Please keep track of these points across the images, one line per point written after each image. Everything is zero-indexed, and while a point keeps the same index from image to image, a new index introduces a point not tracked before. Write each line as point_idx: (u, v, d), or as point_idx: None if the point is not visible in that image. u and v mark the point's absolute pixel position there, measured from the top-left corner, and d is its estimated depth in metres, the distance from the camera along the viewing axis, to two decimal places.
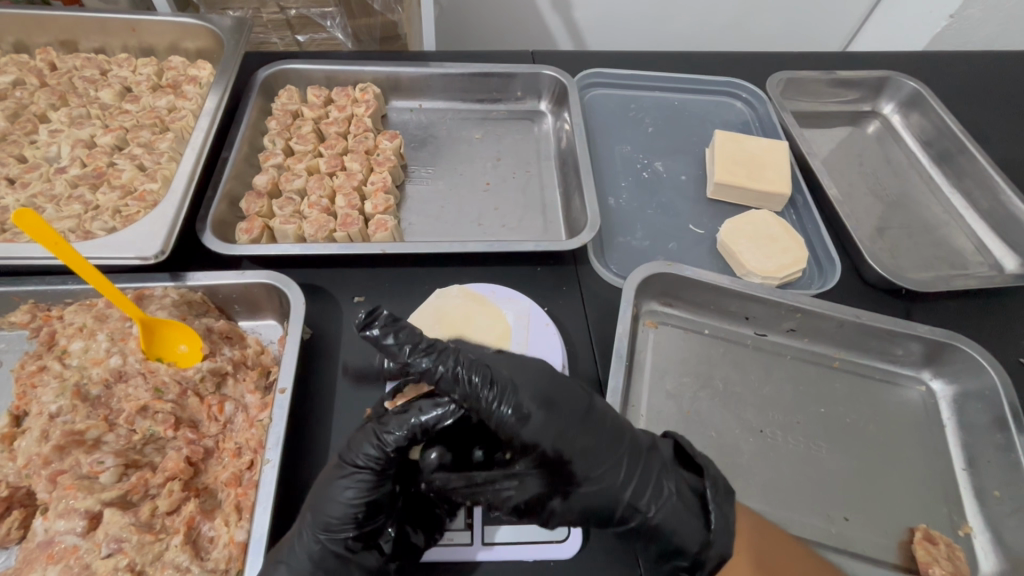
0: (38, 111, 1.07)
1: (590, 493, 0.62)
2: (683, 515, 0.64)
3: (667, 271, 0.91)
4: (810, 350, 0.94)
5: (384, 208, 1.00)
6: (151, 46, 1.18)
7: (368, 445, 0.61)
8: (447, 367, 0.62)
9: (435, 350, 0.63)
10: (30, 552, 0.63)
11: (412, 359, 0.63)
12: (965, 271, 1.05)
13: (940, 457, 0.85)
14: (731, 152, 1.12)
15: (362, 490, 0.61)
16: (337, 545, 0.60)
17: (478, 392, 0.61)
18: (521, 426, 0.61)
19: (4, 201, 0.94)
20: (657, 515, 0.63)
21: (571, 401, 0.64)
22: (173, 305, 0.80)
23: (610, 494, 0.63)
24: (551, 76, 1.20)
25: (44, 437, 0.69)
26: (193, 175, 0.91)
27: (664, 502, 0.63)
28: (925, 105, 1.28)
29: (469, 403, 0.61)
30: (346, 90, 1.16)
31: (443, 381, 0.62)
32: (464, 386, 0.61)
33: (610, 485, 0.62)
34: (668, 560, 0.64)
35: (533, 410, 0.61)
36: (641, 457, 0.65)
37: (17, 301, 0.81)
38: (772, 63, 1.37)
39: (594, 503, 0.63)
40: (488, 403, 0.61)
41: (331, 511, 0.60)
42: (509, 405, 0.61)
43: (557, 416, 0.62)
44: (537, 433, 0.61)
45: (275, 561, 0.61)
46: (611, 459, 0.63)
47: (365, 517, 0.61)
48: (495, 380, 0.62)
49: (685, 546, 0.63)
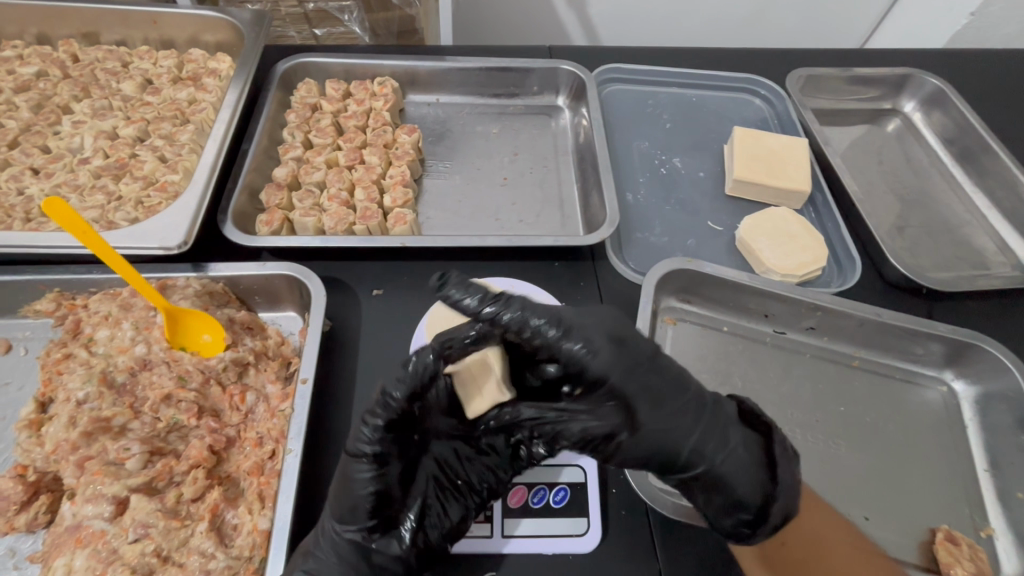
0: (61, 102, 1.08)
1: (660, 437, 0.59)
2: (746, 467, 0.64)
3: (686, 267, 0.91)
4: (829, 349, 0.93)
5: (403, 202, 1.01)
6: (172, 38, 1.19)
7: (365, 429, 0.58)
8: (516, 312, 0.55)
9: (505, 298, 0.55)
10: (59, 536, 0.65)
11: (482, 309, 0.54)
12: (987, 270, 1.04)
13: (963, 458, 0.84)
14: (751, 149, 1.11)
15: (370, 478, 0.60)
16: (355, 536, 0.61)
17: (546, 331, 0.55)
18: (592, 361, 0.56)
19: (29, 191, 0.96)
20: (725, 464, 0.62)
21: (639, 344, 0.60)
22: (195, 295, 0.80)
23: (679, 441, 0.60)
24: (569, 71, 1.20)
25: (72, 423, 0.71)
26: (215, 166, 0.92)
27: (729, 452, 0.63)
28: (946, 103, 1.26)
29: (537, 343, 0.56)
30: (364, 83, 1.16)
31: (509, 327, 0.55)
32: (530, 325, 0.55)
33: (679, 431, 0.60)
34: (731, 512, 0.64)
35: (604, 347, 0.57)
36: (706, 406, 0.62)
37: (42, 289, 0.81)
38: (792, 59, 1.36)
39: (663, 450, 0.60)
40: (557, 341, 0.55)
41: (352, 497, 0.60)
42: (580, 343, 0.56)
43: (626, 356, 0.58)
44: (608, 370, 0.57)
45: (303, 554, 0.62)
46: (679, 403, 0.60)
47: (378, 504, 0.61)
48: (564, 320, 0.56)
49: (748, 498, 0.64)
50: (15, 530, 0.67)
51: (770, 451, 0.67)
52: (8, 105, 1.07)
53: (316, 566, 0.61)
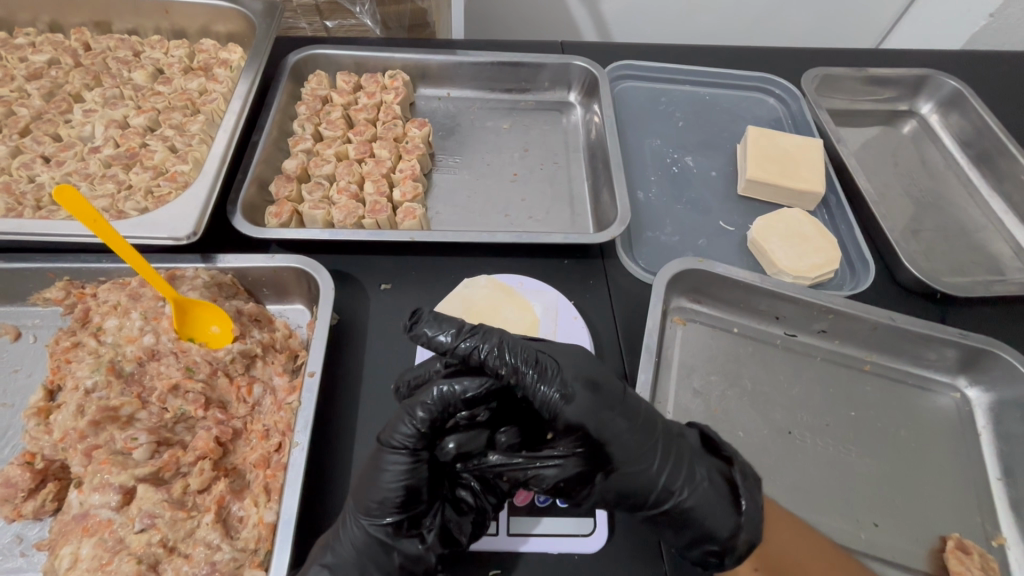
0: (73, 91, 1.08)
1: (629, 475, 0.62)
2: (716, 501, 0.64)
3: (697, 266, 0.90)
4: (840, 352, 0.92)
5: (413, 196, 1.00)
6: (183, 29, 1.18)
7: (404, 423, 0.60)
8: (490, 343, 0.62)
9: (479, 331, 0.63)
10: (66, 524, 0.65)
11: (456, 341, 0.63)
12: (1003, 275, 1.02)
13: (975, 466, 0.83)
14: (765, 149, 1.10)
15: (400, 472, 0.59)
16: (379, 532, 0.60)
17: (522, 367, 0.62)
18: (565, 405, 0.61)
19: (40, 179, 0.96)
20: (691, 498, 0.63)
21: (612, 383, 0.64)
22: (204, 286, 0.80)
23: (648, 478, 0.62)
24: (582, 67, 1.19)
25: (80, 412, 0.71)
26: (225, 157, 0.91)
27: (697, 487, 0.64)
28: (964, 105, 1.24)
29: (513, 379, 0.61)
30: (375, 76, 1.16)
31: (488, 359, 0.62)
32: (507, 362, 0.61)
33: (650, 469, 0.62)
34: (698, 545, 0.65)
35: (578, 390, 0.61)
36: (674, 441, 0.65)
37: (52, 277, 0.81)
38: (807, 59, 1.34)
39: (628, 486, 0.63)
40: (532, 381, 0.61)
41: (372, 497, 0.60)
42: (552, 385, 0.61)
43: (600, 400, 0.62)
44: (580, 413, 0.61)
45: (323, 546, 0.63)
46: (648, 443, 0.63)
47: (406, 501, 0.60)
48: (539, 361, 0.62)
49: (718, 533, 0.64)
50: (22, 517, 0.67)
51: (735, 483, 0.67)
52: (20, 93, 1.08)
53: (336, 560, 0.61)
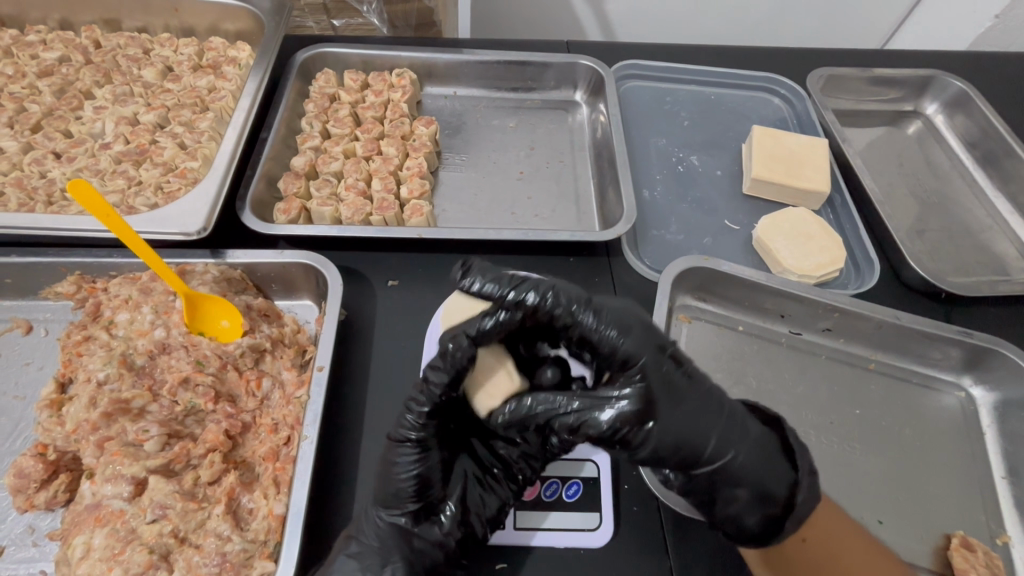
0: (83, 88, 1.09)
1: (690, 425, 0.59)
2: (767, 460, 0.64)
3: (702, 265, 0.91)
4: (845, 351, 0.92)
5: (420, 193, 1.01)
6: (192, 27, 1.19)
7: (405, 416, 0.63)
8: (546, 287, 0.62)
9: (531, 278, 0.62)
10: (79, 515, 0.65)
11: (509, 288, 0.62)
12: (1008, 275, 1.02)
13: (980, 465, 0.83)
14: (770, 148, 1.10)
15: (410, 462, 0.63)
16: (402, 521, 0.64)
17: (574, 309, 0.61)
18: (623, 341, 0.59)
19: (51, 175, 0.97)
20: (745, 456, 0.62)
21: (663, 333, 0.64)
22: (214, 281, 0.81)
23: (708, 429, 0.60)
24: (588, 66, 1.19)
25: (92, 404, 0.71)
26: (235, 154, 0.92)
27: (751, 442, 0.63)
28: (969, 105, 1.24)
29: (566, 319, 0.61)
30: (383, 75, 1.17)
31: (537, 299, 0.61)
32: (561, 302, 0.62)
33: (709, 418, 0.61)
34: (756, 509, 0.63)
35: (635, 328, 0.61)
36: (727, 398, 0.64)
37: (64, 272, 0.82)
38: (812, 59, 1.34)
39: (686, 435, 0.59)
40: (586, 320, 0.61)
41: (391, 488, 0.64)
42: (606, 323, 0.60)
43: (654, 341, 0.61)
44: (637, 350, 0.59)
45: (346, 538, 0.65)
46: (707, 392, 0.62)
47: (423, 488, 0.64)
48: (592, 301, 0.62)
49: (774, 490, 0.63)
50: (35, 507, 0.68)
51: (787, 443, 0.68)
52: (31, 90, 1.09)
53: (360, 548, 0.63)
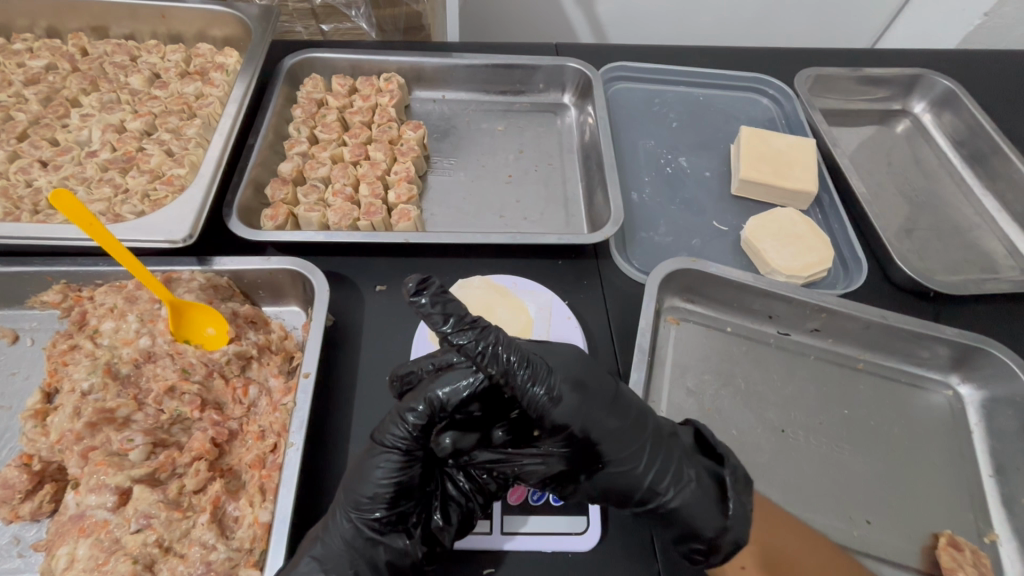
0: (70, 96, 1.09)
1: (613, 471, 0.64)
2: (703, 500, 0.64)
3: (690, 266, 0.91)
4: (833, 351, 0.92)
5: (407, 198, 1.01)
6: (180, 33, 1.19)
7: (397, 426, 0.62)
8: (488, 343, 0.60)
9: (478, 326, 0.60)
10: (63, 525, 0.65)
11: (453, 332, 0.60)
12: (996, 273, 1.02)
13: (967, 464, 0.83)
14: (757, 149, 1.11)
15: (391, 470, 0.62)
16: (366, 526, 0.62)
17: (514, 368, 0.60)
18: (553, 407, 0.61)
19: (38, 183, 0.97)
20: (676, 499, 0.64)
21: (601, 384, 0.65)
22: (200, 288, 0.80)
23: (633, 477, 0.64)
24: (576, 69, 1.20)
25: (77, 414, 0.71)
26: (221, 160, 0.92)
27: (684, 487, 0.65)
28: (957, 104, 1.25)
29: (503, 379, 0.60)
30: (371, 79, 1.17)
31: (481, 358, 0.60)
32: (502, 362, 0.60)
33: (635, 468, 0.64)
34: (683, 544, 0.65)
35: (565, 391, 0.62)
36: (664, 443, 0.66)
37: (50, 281, 0.82)
38: (801, 59, 1.35)
39: (616, 483, 0.64)
40: (522, 382, 0.60)
41: (363, 491, 0.61)
42: (542, 387, 0.61)
43: (587, 400, 0.63)
44: (567, 415, 0.61)
45: (312, 538, 0.63)
46: (639, 443, 0.64)
47: (395, 498, 0.62)
48: (532, 362, 0.61)
49: (702, 532, 0.63)
50: (20, 518, 0.68)
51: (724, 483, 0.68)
52: (18, 98, 1.08)
53: (324, 551, 0.61)
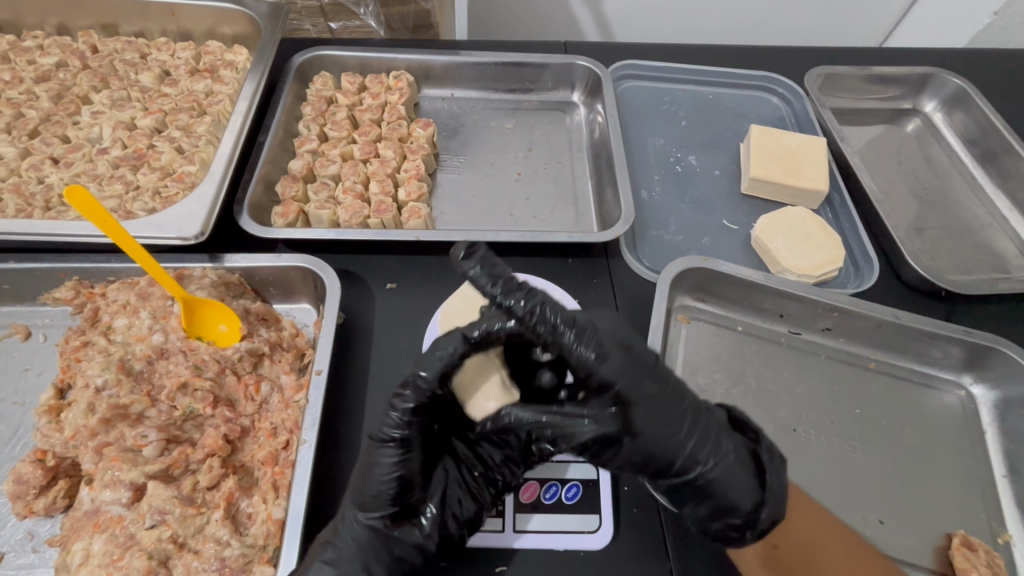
0: (81, 93, 1.09)
1: (657, 438, 0.62)
2: (740, 474, 0.65)
3: (701, 265, 0.90)
4: (844, 350, 0.92)
5: (418, 196, 1.01)
6: (189, 30, 1.19)
7: (389, 415, 0.61)
8: (538, 302, 0.59)
9: (527, 287, 0.60)
10: (77, 521, 0.65)
11: (503, 293, 0.59)
12: (1008, 273, 1.02)
13: (980, 464, 0.83)
14: (768, 148, 1.10)
15: (391, 464, 0.61)
16: (377, 524, 0.62)
17: (562, 329, 0.60)
18: (601, 367, 0.60)
19: (49, 180, 0.97)
20: (717, 469, 0.64)
21: (644, 348, 0.64)
22: (212, 286, 0.81)
23: (676, 444, 0.63)
24: (585, 67, 1.19)
25: (91, 410, 0.72)
26: (232, 158, 0.92)
27: (723, 458, 0.64)
28: (969, 103, 1.24)
29: (552, 338, 0.59)
30: (380, 77, 1.17)
31: (531, 316, 0.58)
32: (550, 321, 0.59)
33: (678, 433, 0.63)
34: (721, 518, 0.65)
35: (611, 353, 0.61)
36: (702, 414, 0.66)
37: (62, 277, 0.82)
38: (811, 58, 1.34)
39: (659, 450, 0.63)
40: (570, 342, 0.60)
41: (367, 490, 0.61)
42: (588, 347, 0.60)
43: (632, 363, 0.62)
44: (614, 375, 0.61)
45: (322, 543, 0.63)
46: (681, 411, 0.64)
47: (403, 491, 0.62)
48: (578, 323, 0.61)
49: (740, 504, 0.64)
50: (35, 513, 0.68)
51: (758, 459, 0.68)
52: (29, 95, 1.09)
53: (336, 555, 0.61)
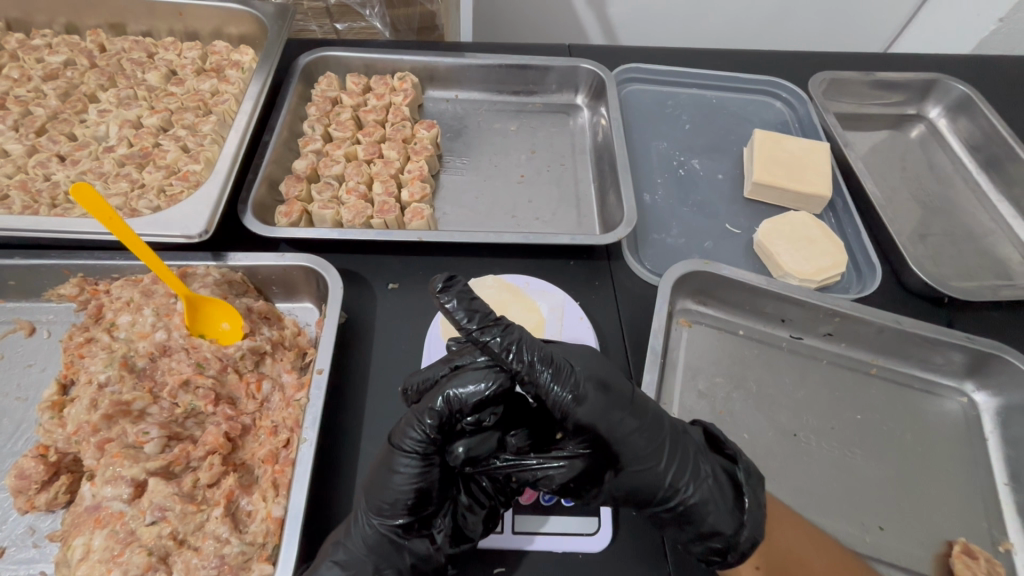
0: (88, 91, 1.10)
1: (635, 473, 0.63)
2: (719, 498, 0.65)
3: (703, 269, 0.90)
4: (846, 356, 0.91)
5: (421, 196, 1.01)
6: (196, 30, 1.20)
7: (413, 429, 0.60)
8: (513, 340, 0.60)
9: (503, 323, 0.61)
10: (79, 516, 0.66)
11: (479, 330, 0.61)
12: (1011, 280, 1.02)
13: (981, 471, 0.82)
14: (771, 152, 1.10)
15: (411, 474, 0.61)
16: (390, 531, 0.62)
17: (537, 367, 0.61)
18: (576, 406, 0.61)
19: (55, 177, 0.97)
20: (695, 495, 0.64)
21: (621, 383, 0.65)
22: (215, 284, 0.81)
23: (654, 477, 0.64)
24: (589, 69, 1.19)
25: (93, 406, 0.72)
26: (237, 157, 0.92)
27: (701, 483, 0.65)
28: (973, 109, 1.24)
29: (528, 378, 0.60)
30: (385, 78, 1.17)
31: (509, 356, 0.60)
32: (524, 360, 0.60)
33: (655, 466, 0.63)
34: (701, 542, 0.65)
35: (589, 390, 0.62)
36: (680, 441, 0.66)
37: (67, 274, 0.83)
38: (815, 62, 1.34)
39: (637, 484, 0.64)
40: (545, 380, 0.60)
41: (384, 497, 0.61)
42: (563, 386, 0.61)
43: (609, 398, 0.63)
44: (590, 413, 0.61)
45: (334, 543, 0.64)
46: (658, 442, 0.64)
47: (418, 502, 0.62)
48: (554, 361, 0.62)
49: (721, 529, 0.64)
50: (36, 508, 0.68)
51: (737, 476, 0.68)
52: (36, 93, 1.10)
53: (346, 557, 0.62)
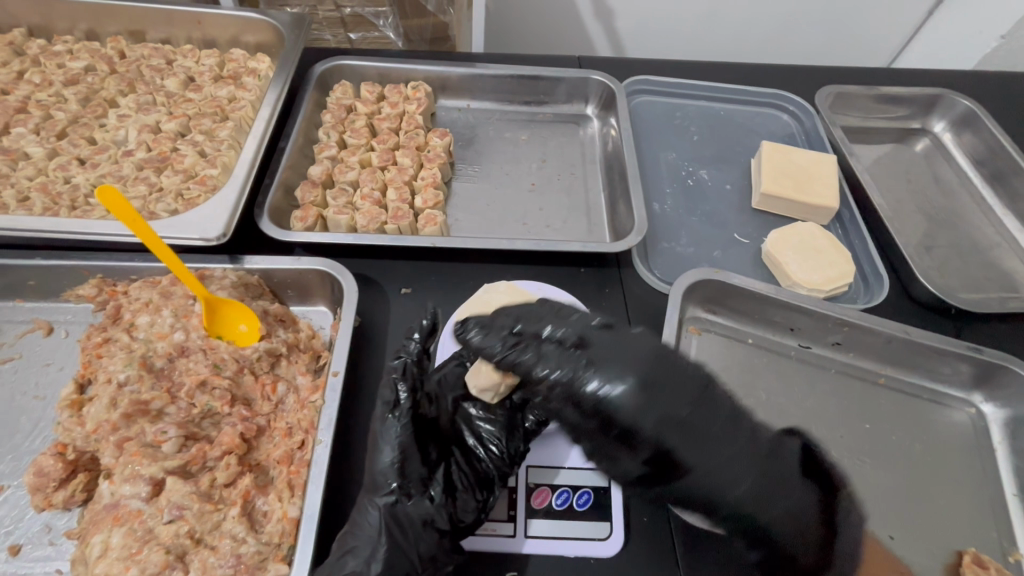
0: (108, 97, 1.12)
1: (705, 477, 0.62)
2: (771, 499, 0.65)
3: (712, 277, 0.91)
4: (854, 365, 0.92)
5: (433, 203, 1.03)
6: (214, 38, 1.22)
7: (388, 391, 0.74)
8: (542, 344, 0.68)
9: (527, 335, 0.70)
10: (97, 514, 0.66)
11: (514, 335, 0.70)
12: (1017, 292, 1.03)
13: (990, 481, 0.83)
14: (779, 164, 1.12)
15: (395, 433, 0.70)
16: (387, 497, 0.67)
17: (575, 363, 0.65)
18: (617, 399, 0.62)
19: (75, 180, 0.99)
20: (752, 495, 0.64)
21: (681, 379, 0.64)
22: (232, 286, 0.82)
23: (722, 482, 0.62)
24: (599, 81, 1.22)
25: (113, 405, 0.73)
26: (254, 163, 0.94)
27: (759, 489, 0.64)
28: (977, 124, 1.25)
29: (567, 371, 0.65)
30: (398, 87, 1.19)
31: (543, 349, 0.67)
32: (559, 354, 0.66)
33: (722, 472, 0.62)
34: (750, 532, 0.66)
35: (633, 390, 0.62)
36: (748, 447, 0.64)
37: (86, 275, 0.84)
38: (821, 76, 1.36)
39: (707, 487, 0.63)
40: (582, 373, 0.64)
41: (379, 463, 0.69)
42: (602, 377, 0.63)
43: (653, 396, 0.62)
44: (636, 412, 0.62)
45: (348, 540, 0.65)
46: (724, 448, 0.62)
47: (409, 464, 0.69)
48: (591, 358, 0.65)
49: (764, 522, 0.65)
50: (53, 506, 0.69)
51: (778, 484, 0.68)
52: (57, 98, 1.12)
53: (356, 543, 0.64)
